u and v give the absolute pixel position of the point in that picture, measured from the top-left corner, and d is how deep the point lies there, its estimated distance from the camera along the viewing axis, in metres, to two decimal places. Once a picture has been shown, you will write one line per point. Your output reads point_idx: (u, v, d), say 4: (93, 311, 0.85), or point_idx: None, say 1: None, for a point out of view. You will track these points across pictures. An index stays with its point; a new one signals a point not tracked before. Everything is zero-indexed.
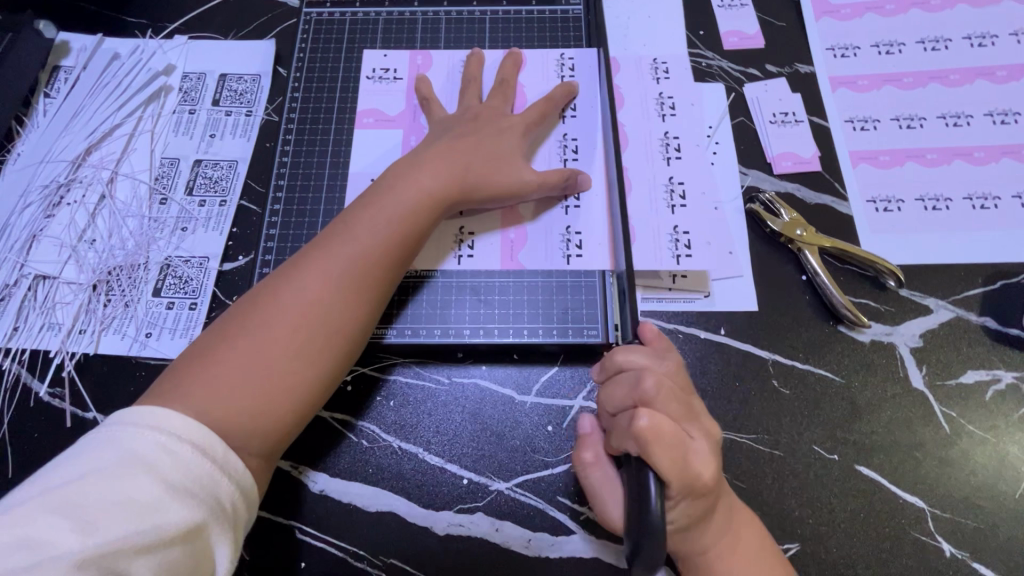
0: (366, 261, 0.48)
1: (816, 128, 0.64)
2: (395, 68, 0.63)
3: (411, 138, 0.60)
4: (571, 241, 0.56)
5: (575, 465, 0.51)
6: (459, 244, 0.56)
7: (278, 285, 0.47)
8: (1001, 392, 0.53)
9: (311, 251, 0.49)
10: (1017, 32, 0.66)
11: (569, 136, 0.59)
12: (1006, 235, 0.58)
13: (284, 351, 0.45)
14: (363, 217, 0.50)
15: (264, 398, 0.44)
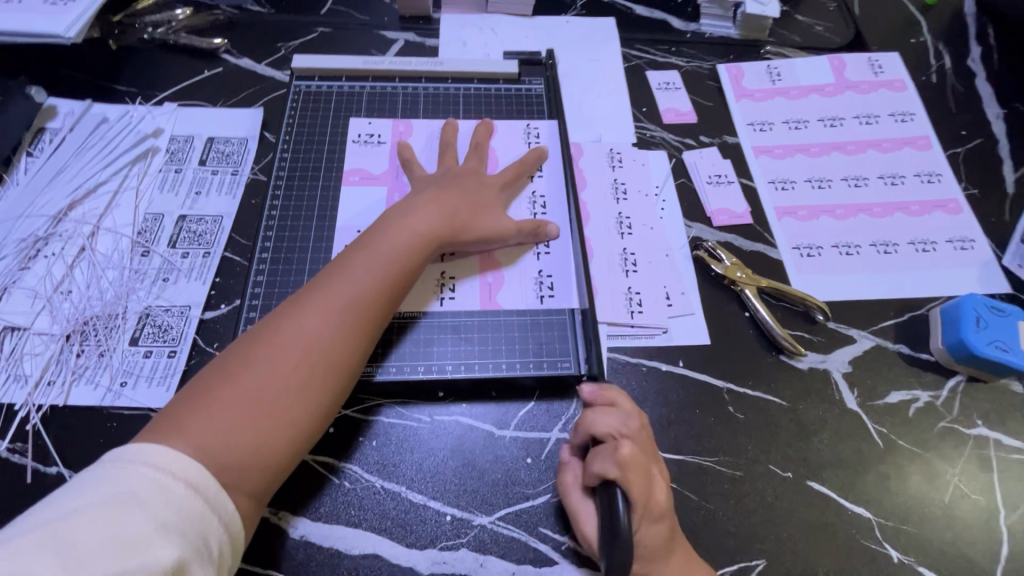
0: (366, 298, 0.52)
1: (746, 187, 0.75)
2: (379, 133, 0.70)
3: (395, 196, 0.65)
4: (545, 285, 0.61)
5: (554, 496, 0.53)
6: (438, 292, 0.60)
7: (279, 324, 0.49)
8: (921, 409, 0.61)
9: (309, 291, 0.52)
10: (894, 114, 0.82)
11: (537, 194, 0.66)
12: (907, 274, 0.69)
13: (284, 387, 0.46)
14: (362, 258, 0.53)
15: (265, 432, 0.45)
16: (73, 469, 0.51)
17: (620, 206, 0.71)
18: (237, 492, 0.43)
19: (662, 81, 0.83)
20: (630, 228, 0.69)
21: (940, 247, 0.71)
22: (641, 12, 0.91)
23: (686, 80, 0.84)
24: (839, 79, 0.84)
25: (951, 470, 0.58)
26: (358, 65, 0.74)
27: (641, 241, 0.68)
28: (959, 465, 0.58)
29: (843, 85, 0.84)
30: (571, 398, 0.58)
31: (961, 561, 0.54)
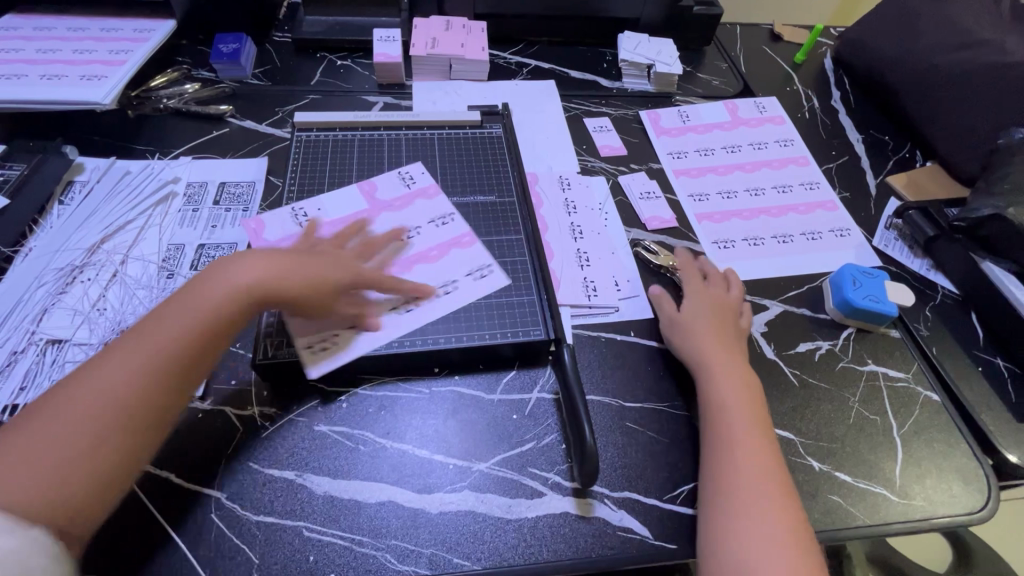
0: (163, 337, 0.54)
1: (671, 200, 0.93)
2: (414, 175, 0.83)
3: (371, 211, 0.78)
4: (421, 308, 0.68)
5: (539, 442, 0.64)
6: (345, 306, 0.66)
7: (74, 376, 0.52)
8: (823, 355, 0.76)
9: (150, 325, 0.54)
10: (779, 141, 1.04)
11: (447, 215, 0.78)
12: (802, 257, 0.87)
13: (80, 425, 0.49)
14: (232, 283, 0.57)
15: (75, 468, 0.47)
16: None
17: (573, 218, 0.86)
18: (61, 520, 0.46)
19: (596, 124, 1.03)
20: (581, 234, 0.84)
21: (824, 236, 0.90)
22: (575, 75, 1.14)
23: (616, 123, 1.04)
24: (734, 117, 1.06)
25: (852, 398, 0.72)
26: (349, 118, 0.89)
27: (592, 243, 0.83)
28: (859, 394, 0.73)
29: (737, 122, 1.06)
30: (545, 366, 0.70)
31: (867, 464, 0.67)
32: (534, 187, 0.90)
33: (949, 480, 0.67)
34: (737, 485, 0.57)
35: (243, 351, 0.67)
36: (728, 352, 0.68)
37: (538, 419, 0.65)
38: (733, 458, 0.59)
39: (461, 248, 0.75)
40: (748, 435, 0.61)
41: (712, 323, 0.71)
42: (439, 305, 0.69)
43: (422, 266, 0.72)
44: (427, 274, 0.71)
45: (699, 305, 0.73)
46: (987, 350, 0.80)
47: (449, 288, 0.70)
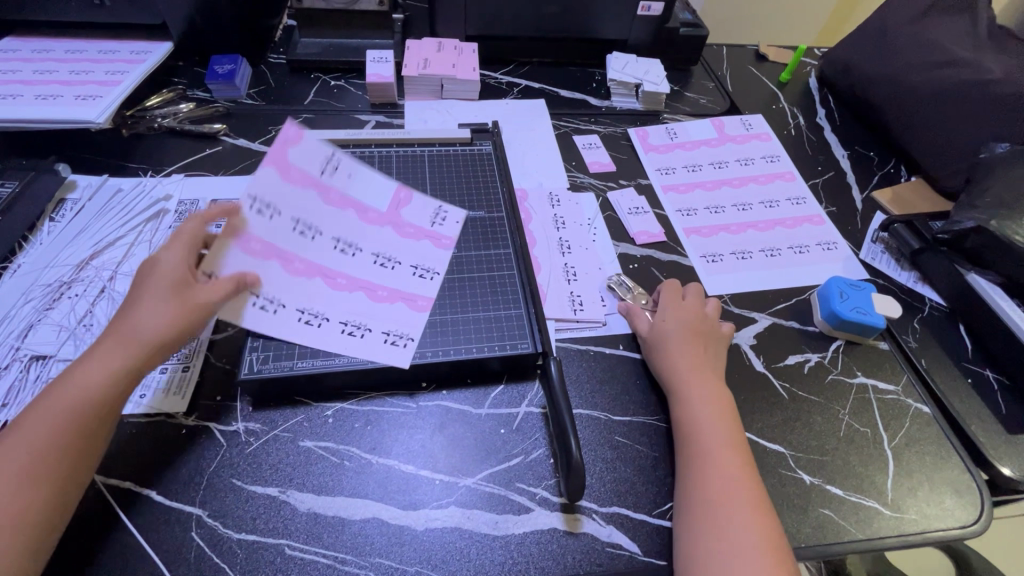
0: (61, 384, 0.53)
1: (659, 215, 0.94)
2: (447, 214, 0.78)
3: (365, 216, 0.70)
4: (301, 325, 0.64)
5: (527, 456, 0.63)
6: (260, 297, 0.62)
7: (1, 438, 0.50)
8: (812, 367, 0.76)
9: (64, 383, 0.52)
10: (765, 157, 1.06)
11: (442, 211, 0.78)
12: (791, 270, 0.87)
13: (17, 488, 0.47)
14: (117, 330, 0.55)
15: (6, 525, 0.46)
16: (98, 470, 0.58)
17: (561, 234, 0.87)
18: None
19: (585, 141, 1.05)
20: (569, 249, 0.85)
21: (811, 249, 0.91)
22: (565, 94, 1.16)
23: (605, 141, 1.06)
24: (721, 134, 1.08)
25: (842, 410, 0.72)
26: (341, 136, 0.91)
27: (580, 257, 0.84)
28: (848, 407, 0.73)
29: (724, 139, 1.08)
30: (533, 379, 0.69)
31: (859, 478, 0.66)
32: (523, 203, 0.91)
33: (942, 492, 0.66)
34: (707, 492, 0.58)
35: (230, 366, 0.67)
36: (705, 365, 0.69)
37: (525, 433, 0.65)
38: (710, 466, 0.60)
39: (411, 308, 0.68)
40: (721, 442, 0.62)
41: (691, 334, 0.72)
42: (323, 345, 0.63)
43: (361, 297, 0.67)
44: (349, 307, 0.66)
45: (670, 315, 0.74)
46: (977, 362, 0.80)
47: (355, 331, 0.65)
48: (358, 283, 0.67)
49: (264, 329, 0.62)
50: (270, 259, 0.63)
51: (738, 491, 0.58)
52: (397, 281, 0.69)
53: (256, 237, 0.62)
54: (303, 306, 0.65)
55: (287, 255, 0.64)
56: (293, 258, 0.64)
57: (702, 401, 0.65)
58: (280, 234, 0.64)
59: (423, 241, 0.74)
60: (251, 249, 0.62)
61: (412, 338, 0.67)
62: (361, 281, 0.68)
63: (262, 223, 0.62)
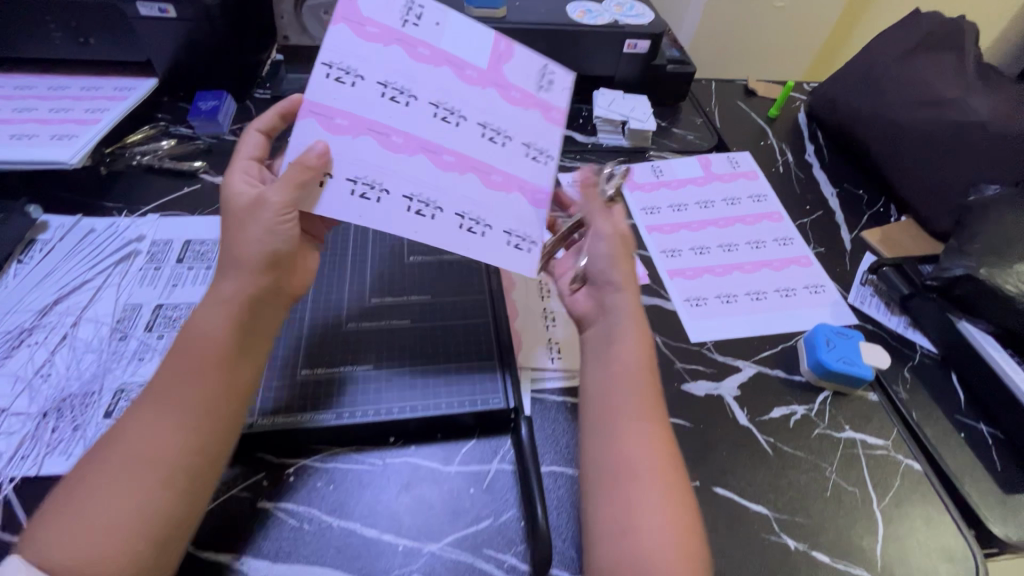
0: (205, 358, 0.53)
1: (642, 256, 0.92)
2: (552, 76, 0.69)
3: (463, 73, 0.65)
4: (355, 199, 0.58)
5: (496, 519, 0.60)
6: (358, 182, 0.59)
7: (141, 412, 0.51)
8: (798, 420, 0.73)
9: (182, 337, 0.55)
10: (751, 196, 1.04)
11: (547, 70, 0.69)
12: (776, 315, 0.85)
13: (176, 430, 0.50)
14: (224, 282, 0.56)
15: (135, 508, 0.46)
16: None
17: None
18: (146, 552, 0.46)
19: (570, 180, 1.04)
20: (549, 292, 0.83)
21: (799, 292, 0.89)
22: None
23: None
24: (707, 173, 1.07)
25: (828, 466, 0.69)
26: None
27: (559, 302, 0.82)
28: (835, 463, 0.70)
29: (710, 177, 1.07)
30: (505, 434, 0.67)
31: (847, 542, 0.63)
32: None
33: (934, 559, 0.63)
34: (624, 468, 0.54)
35: None
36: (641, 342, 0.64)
37: (495, 494, 0.62)
38: (629, 432, 0.56)
39: (481, 183, 0.63)
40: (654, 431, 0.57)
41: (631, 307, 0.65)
42: (388, 171, 0.60)
43: (426, 164, 0.62)
44: (421, 189, 0.61)
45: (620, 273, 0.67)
46: (970, 415, 0.77)
47: (423, 210, 0.60)
48: (466, 163, 0.63)
49: (321, 208, 0.57)
50: (405, 139, 0.61)
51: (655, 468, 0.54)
52: (473, 141, 0.64)
53: (341, 113, 0.60)
54: (360, 173, 0.59)
55: (380, 128, 0.61)
56: (392, 130, 0.61)
57: (635, 380, 0.60)
58: (369, 101, 0.60)
59: (531, 110, 0.67)
60: (331, 125, 0.59)
61: (535, 242, 0.64)
62: (462, 159, 0.63)
63: (387, 106, 0.61)
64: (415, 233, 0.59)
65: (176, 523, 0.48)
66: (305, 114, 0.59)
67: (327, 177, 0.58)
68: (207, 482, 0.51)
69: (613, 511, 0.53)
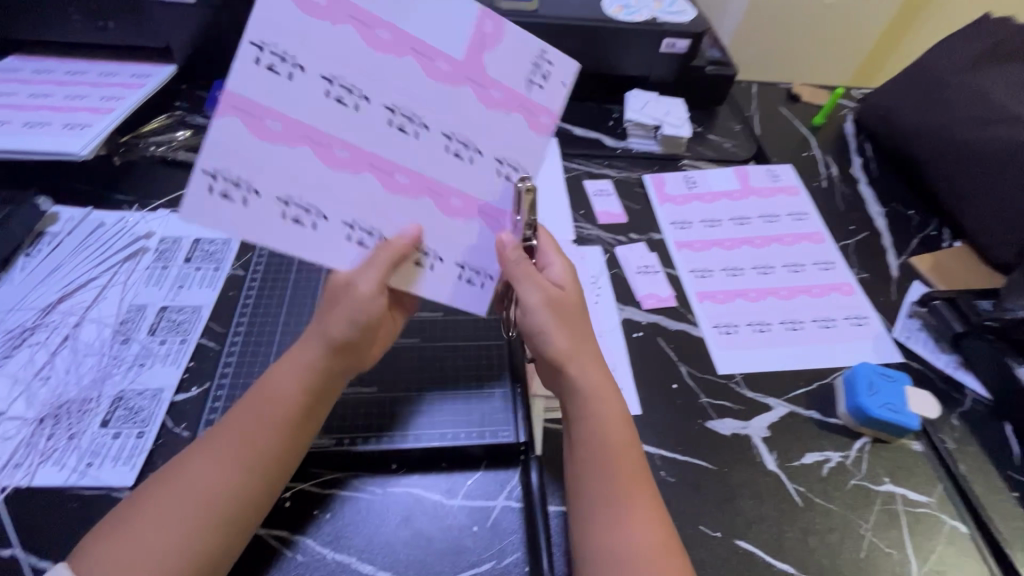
0: (287, 410, 0.54)
1: (670, 275, 0.86)
2: (549, 67, 0.54)
3: (437, 66, 0.51)
4: (288, 224, 0.51)
5: (500, 561, 0.56)
6: (291, 204, 0.50)
7: (211, 446, 0.52)
8: (833, 469, 0.67)
9: (264, 388, 0.55)
10: (791, 214, 0.98)
11: (543, 57, 0.54)
12: (812, 348, 0.79)
13: (233, 477, 0.51)
14: (311, 336, 0.57)
15: (182, 546, 0.47)
16: (28, 550, 0.53)
17: None
18: None
19: (597, 188, 0.98)
20: None
21: (840, 323, 0.83)
22: (579, 133, 1.09)
23: (618, 187, 0.99)
24: (745, 186, 1.01)
25: (864, 522, 0.63)
26: None
27: None
28: (870, 519, 0.64)
29: (747, 191, 1.00)
30: (514, 467, 0.63)
31: None
32: None
33: None
34: (603, 541, 0.53)
35: (186, 433, 0.62)
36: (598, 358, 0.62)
37: (500, 533, 0.58)
38: (603, 496, 0.55)
39: (438, 208, 0.55)
40: (621, 445, 0.58)
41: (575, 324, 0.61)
42: (331, 193, 0.51)
43: (370, 181, 0.52)
44: (365, 215, 0.53)
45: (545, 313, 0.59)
46: None
47: (364, 241, 0.53)
48: (421, 185, 0.53)
49: (224, 224, 0.49)
50: (349, 146, 0.51)
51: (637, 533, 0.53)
52: (453, 123, 0.52)
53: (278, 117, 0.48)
54: (295, 193, 0.50)
55: (321, 137, 0.50)
56: (332, 139, 0.50)
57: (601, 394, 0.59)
58: (309, 100, 0.48)
59: (514, 114, 0.54)
60: (259, 127, 0.48)
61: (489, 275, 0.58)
62: (416, 158, 0.52)
63: (335, 107, 0.49)
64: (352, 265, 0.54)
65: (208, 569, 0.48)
66: (229, 109, 0.47)
67: (233, 180, 0.48)
68: (248, 531, 0.51)
69: (604, 524, 0.54)
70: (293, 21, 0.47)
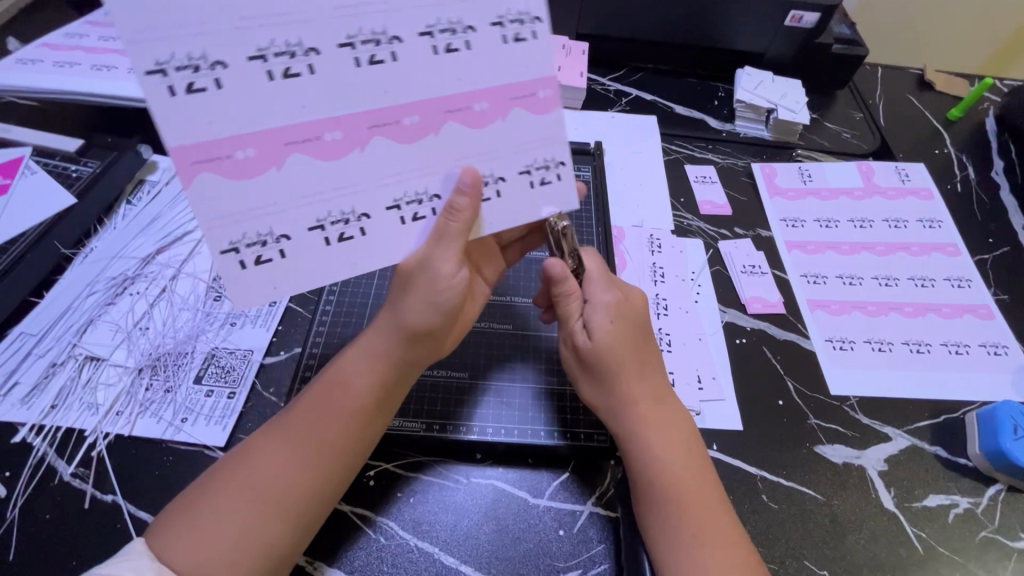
0: (357, 397, 0.52)
1: (778, 278, 0.78)
2: (529, 28, 0.48)
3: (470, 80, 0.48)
4: (336, 245, 0.49)
5: (585, 572, 0.53)
6: (402, 204, 0.49)
7: (283, 431, 0.50)
8: (960, 515, 0.60)
9: (331, 374, 0.54)
10: (922, 220, 0.86)
11: (517, 29, 0.48)
12: (940, 375, 0.70)
13: (298, 467, 0.49)
14: (387, 322, 0.53)
15: (255, 533, 0.46)
16: (128, 498, 0.54)
17: (658, 289, 0.75)
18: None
19: (700, 174, 0.90)
20: (666, 310, 0.73)
21: (974, 350, 0.73)
22: (680, 112, 1.01)
23: (722, 175, 0.91)
24: (868, 184, 0.90)
25: None
26: None
27: (677, 322, 0.72)
28: None
29: (871, 190, 0.89)
30: (603, 472, 0.59)
31: None
32: (618, 245, 0.79)
33: None
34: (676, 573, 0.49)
35: (274, 398, 0.61)
36: (651, 379, 0.57)
37: (588, 541, 0.55)
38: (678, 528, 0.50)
39: (529, 111, 0.50)
40: (696, 476, 0.53)
41: (630, 348, 0.57)
42: (363, 190, 0.48)
43: (455, 129, 0.49)
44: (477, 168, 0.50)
45: (605, 325, 0.56)
46: None
47: (487, 192, 0.51)
48: (435, 115, 0.48)
49: (283, 280, 0.49)
50: (340, 126, 0.46)
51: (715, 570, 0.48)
52: (471, 82, 0.48)
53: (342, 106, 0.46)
54: (398, 194, 0.49)
55: (305, 133, 0.45)
56: (315, 126, 0.45)
57: (646, 417, 0.55)
58: (257, 91, 0.43)
59: (511, 111, 0.50)
60: (234, 166, 0.44)
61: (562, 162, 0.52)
62: (439, 105, 0.48)
63: (293, 84, 0.44)
64: (490, 225, 0.52)
65: (270, 563, 0.46)
66: (192, 169, 0.43)
67: (256, 241, 0.47)
68: (311, 526, 0.49)
69: (678, 559, 0.49)
70: (216, 20, 0.41)
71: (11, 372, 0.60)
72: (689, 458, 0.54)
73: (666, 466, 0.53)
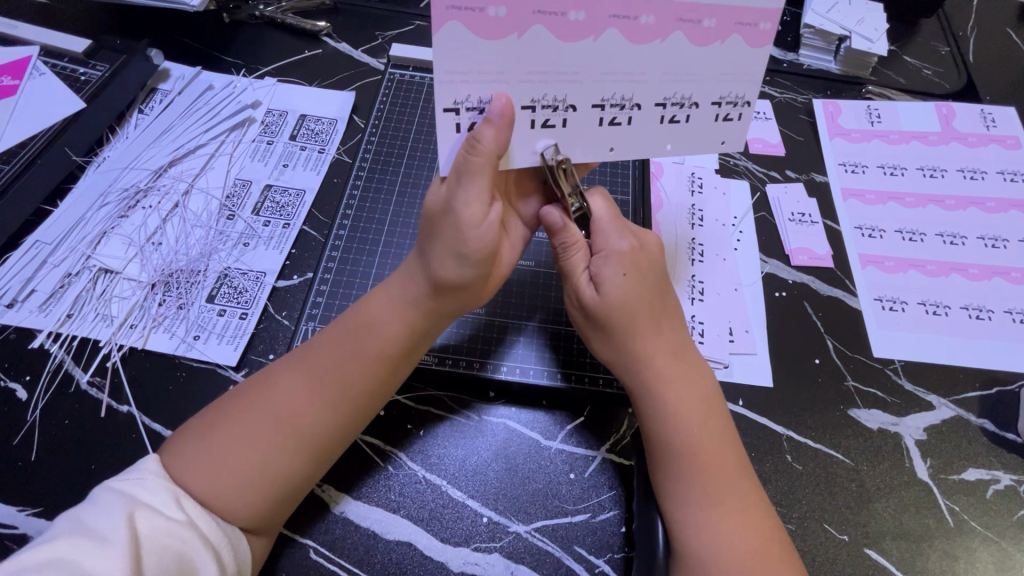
0: (382, 341, 0.49)
1: (829, 229, 0.71)
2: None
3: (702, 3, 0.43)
4: (539, 130, 0.47)
5: (593, 517, 0.52)
6: (608, 105, 0.47)
7: (307, 368, 0.49)
8: (1000, 492, 0.56)
9: (355, 315, 0.51)
10: (1003, 171, 0.76)
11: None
12: (998, 344, 0.64)
13: (319, 409, 0.47)
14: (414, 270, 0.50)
15: (274, 468, 0.46)
16: (142, 410, 0.55)
17: (694, 233, 0.69)
18: (261, 504, 0.45)
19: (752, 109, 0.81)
20: (701, 256, 0.67)
21: None
22: None
23: (778, 111, 0.81)
24: (945, 129, 0.80)
25: None
26: None
27: (712, 269, 0.67)
28: None
29: (948, 136, 0.79)
30: (618, 419, 0.57)
31: None
32: (655, 182, 0.73)
33: None
34: (690, 526, 0.47)
35: (286, 322, 0.60)
36: (672, 334, 0.53)
37: (599, 487, 0.53)
38: (695, 484, 0.48)
39: (689, 40, 0.45)
40: (721, 436, 0.50)
41: (644, 302, 0.52)
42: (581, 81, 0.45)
43: (679, 41, 0.45)
44: (613, 84, 0.46)
45: (617, 279, 0.51)
46: None
47: (677, 115, 0.48)
48: (600, 17, 0.42)
49: None
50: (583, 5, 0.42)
51: (732, 527, 0.46)
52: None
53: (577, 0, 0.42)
54: (606, 93, 0.46)
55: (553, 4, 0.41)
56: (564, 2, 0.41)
57: (666, 369, 0.51)
58: None
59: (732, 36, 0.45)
60: (483, 22, 0.41)
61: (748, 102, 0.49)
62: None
63: None
64: (669, 147, 0.50)
65: (285, 492, 0.46)
66: (445, 14, 0.40)
67: (476, 106, 0.45)
68: (326, 460, 0.49)
69: (695, 513, 0.47)
70: None
71: (28, 279, 0.60)
72: (708, 415, 0.51)
73: (679, 419, 0.50)
